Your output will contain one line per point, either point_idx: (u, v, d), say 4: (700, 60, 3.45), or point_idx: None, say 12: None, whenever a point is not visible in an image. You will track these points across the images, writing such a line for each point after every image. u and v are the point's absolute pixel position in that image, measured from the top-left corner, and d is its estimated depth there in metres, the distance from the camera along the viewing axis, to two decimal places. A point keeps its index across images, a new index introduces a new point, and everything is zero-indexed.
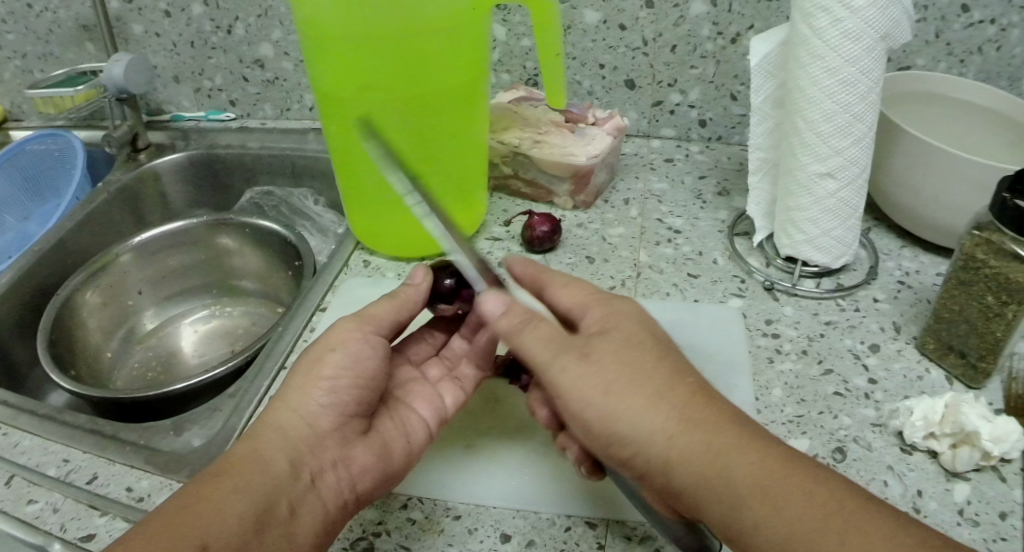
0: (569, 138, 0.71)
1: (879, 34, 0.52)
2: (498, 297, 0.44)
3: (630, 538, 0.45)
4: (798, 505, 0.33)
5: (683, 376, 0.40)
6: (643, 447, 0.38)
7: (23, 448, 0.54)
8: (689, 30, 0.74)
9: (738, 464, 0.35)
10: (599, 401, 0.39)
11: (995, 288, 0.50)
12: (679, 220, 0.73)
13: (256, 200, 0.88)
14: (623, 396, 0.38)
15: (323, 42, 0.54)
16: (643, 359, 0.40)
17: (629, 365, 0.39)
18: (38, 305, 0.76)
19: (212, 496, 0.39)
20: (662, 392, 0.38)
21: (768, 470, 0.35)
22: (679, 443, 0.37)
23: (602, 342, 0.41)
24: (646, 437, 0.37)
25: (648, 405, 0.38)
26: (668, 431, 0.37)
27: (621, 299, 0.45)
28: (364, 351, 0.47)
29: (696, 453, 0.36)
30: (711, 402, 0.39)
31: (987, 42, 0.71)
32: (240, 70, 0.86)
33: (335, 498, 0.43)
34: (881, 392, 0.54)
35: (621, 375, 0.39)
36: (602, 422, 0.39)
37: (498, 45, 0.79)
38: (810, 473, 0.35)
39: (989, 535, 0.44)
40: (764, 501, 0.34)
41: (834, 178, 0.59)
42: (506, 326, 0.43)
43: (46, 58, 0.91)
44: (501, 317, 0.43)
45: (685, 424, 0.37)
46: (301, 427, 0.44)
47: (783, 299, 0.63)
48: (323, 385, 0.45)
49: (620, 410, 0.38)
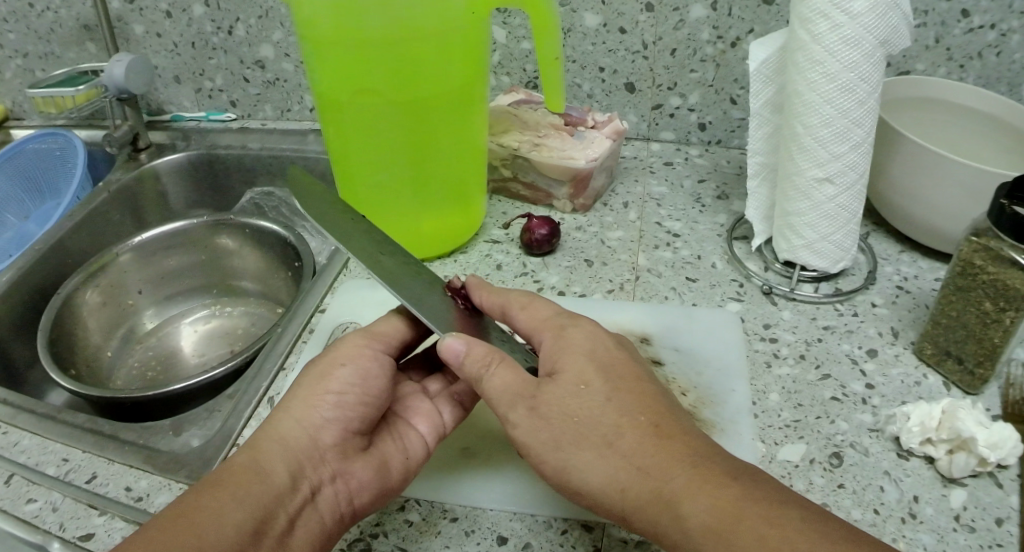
0: (569, 141, 0.71)
1: (878, 40, 0.52)
2: (458, 339, 0.44)
3: (626, 542, 0.45)
4: (747, 550, 0.33)
5: (634, 417, 0.40)
6: (601, 499, 0.39)
7: (22, 448, 0.54)
8: (689, 34, 0.74)
9: (687, 510, 0.35)
10: (551, 456, 0.40)
11: (992, 294, 0.50)
12: (678, 224, 0.73)
13: (256, 200, 0.88)
14: (571, 450, 0.39)
15: (322, 44, 0.54)
16: (591, 403, 0.40)
17: (575, 413, 0.40)
18: (38, 304, 0.76)
19: (212, 504, 0.39)
20: (609, 440, 0.39)
21: (717, 513, 0.34)
22: (630, 494, 0.38)
23: (549, 389, 0.42)
24: (599, 489, 0.39)
25: (596, 457, 0.39)
26: (618, 484, 0.38)
27: (574, 332, 0.45)
28: (371, 369, 0.47)
29: (646, 501, 0.37)
30: (662, 440, 0.38)
31: (986, 47, 0.71)
32: (241, 71, 0.87)
33: (331, 512, 0.43)
34: (878, 397, 0.54)
35: (568, 427, 0.40)
36: (558, 479, 0.40)
37: (499, 48, 0.79)
38: (769, 509, 0.34)
39: (985, 542, 0.44)
40: (718, 546, 0.34)
41: (833, 183, 0.59)
42: (466, 373, 0.44)
43: (47, 58, 0.91)
44: (464, 359, 0.44)
45: (634, 474, 0.38)
46: (304, 439, 0.44)
47: (781, 304, 0.63)
48: (330, 398, 0.45)
49: (570, 465, 0.39)
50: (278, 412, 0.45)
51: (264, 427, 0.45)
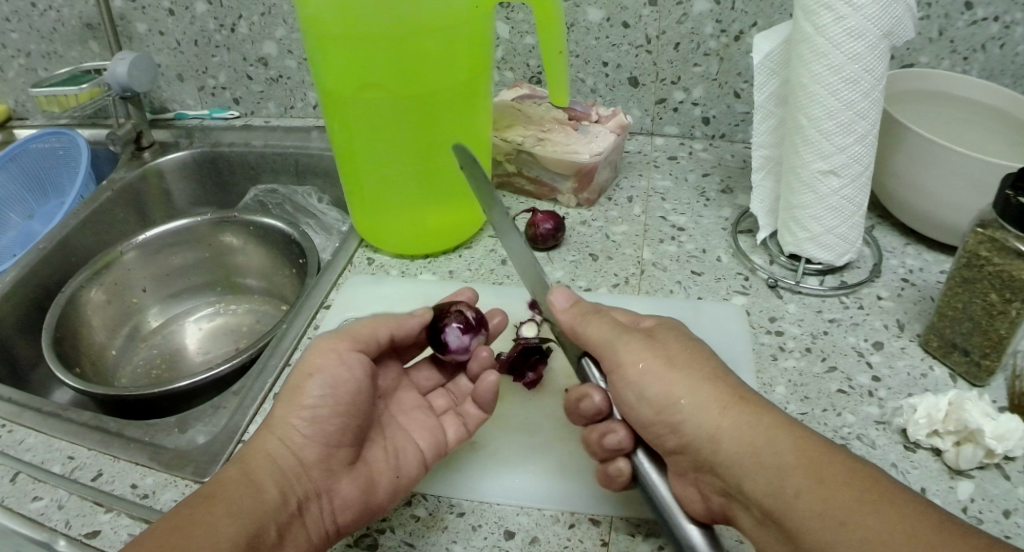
0: (572, 136, 0.71)
1: (882, 32, 0.52)
2: (566, 292, 0.50)
3: (633, 535, 0.45)
4: (838, 474, 0.36)
5: (738, 369, 0.44)
6: (695, 417, 0.41)
7: (28, 446, 0.55)
8: (692, 28, 0.74)
9: (783, 436, 0.38)
10: (659, 370, 0.43)
11: (998, 285, 0.50)
12: (683, 218, 0.73)
13: (260, 197, 0.88)
14: (682, 370, 0.43)
15: (326, 39, 0.54)
16: (701, 352, 0.44)
17: (689, 351, 0.44)
18: (42, 303, 0.76)
19: (204, 518, 0.38)
20: (716, 376, 0.42)
21: (811, 447, 0.38)
22: (730, 414, 0.40)
23: (664, 334, 0.46)
24: (699, 406, 0.41)
25: (704, 380, 0.42)
26: (721, 402, 0.41)
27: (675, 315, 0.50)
28: (342, 376, 0.46)
29: (744, 425, 0.40)
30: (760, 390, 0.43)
31: (990, 40, 0.71)
32: (244, 68, 0.87)
33: (319, 528, 0.43)
34: (884, 389, 0.54)
35: (682, 354, 0.44)
36: (658, 392, 0.42)
37: (502, 43, 0.79)
38: (853, 455, 0.38)
39: (992, 533, 0.44)
40: (809, 470, 0.37)
41: (837, 175, 0.59)
42: (571, 317, 0.48)
43: (50, 57, 0.91)
44: (564, 310, 0.49)
45: (737, 400, 0.41)
46: (288, 455, 0.44)
47: (786, 297, 0.63)
48: (306, 413, 0.44)
49: (678, 380, 0.42)
50: (263, 427, 0.45)
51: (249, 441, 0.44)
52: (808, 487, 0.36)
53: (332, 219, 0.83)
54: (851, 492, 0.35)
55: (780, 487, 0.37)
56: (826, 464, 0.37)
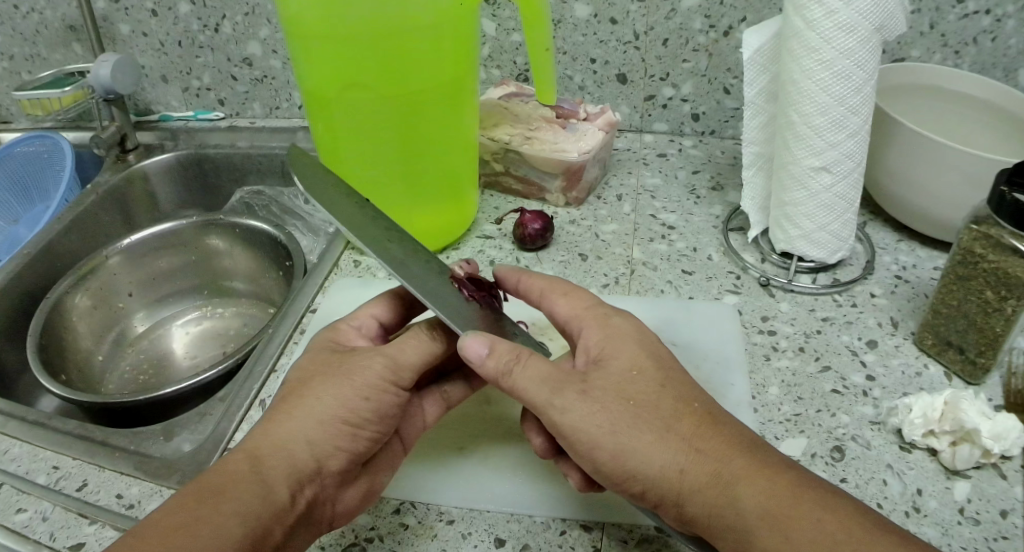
0: (561, 134, 0.70)
1: (874, 26, 0.52)
2: (480, 340, 0.41)
3: (625, 542, 0.44)
4: (809, 531, 0.34)
5: (687, 403, 0.39)
6: (655, 484, 0.37)
7: (12, 456, 0.54)
8: (681, 24, 0.73)
9: (748, 495, 0.35)
10: (606, 440, 0.38)
11: (994, 282, 0.49)
12: (673, 216, 0.72)
13: (246, 198, 0.87)
14: (630, 432, 0.38)
15: (309, 39, 0.53)
16: (645, 390, 0.39)
17: (631, 397, 0.39)
18: (28, 310, 0.75)
19: (212, 518, 0.36)
20: (668, 426, 0.38)
21: (782, 499, 0.35)
22: (690, 476, 0.37)
23: (602, 373, 0.40)
24: (657, 474, 0.37)
25: (655, 439, 0.37)
26: (678, 464, 0.37)
27: (619, 318, 0.44)
28: (390, 404, 0.44)
29: (707, 483, 0.36)
30: (712, 426, 0.39)
31: (982, 33, 0.70)
32: (229, 69, 0.86)
33: (315, 532, 0.42)
34: (878, 389, 0.53)
35: (626, 411, 0.38)
36: (612, 461, 0.38)
37: (489, 41, 0.78)
38: (824, 497, 0.35)
39: (990, 534, 0.43)
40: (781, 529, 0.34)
41: (830, 172, 0.58)
42: (491, 371, 0.41)
43: (33, 59, 0.90)
44: (487, 359, 0.41)
45: (693, 456, 0.37)
46: (310, 460, 0.41)
47: (779, 296, 0.62)
48: (344, 426, 0.42)
49: (629, 447, 0.37)
50: (281, 418, 0.42)
51: (265, 433, 0.42)
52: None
53: (319, 220, 0.82)
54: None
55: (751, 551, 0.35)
56: (799, 520, 0.34)
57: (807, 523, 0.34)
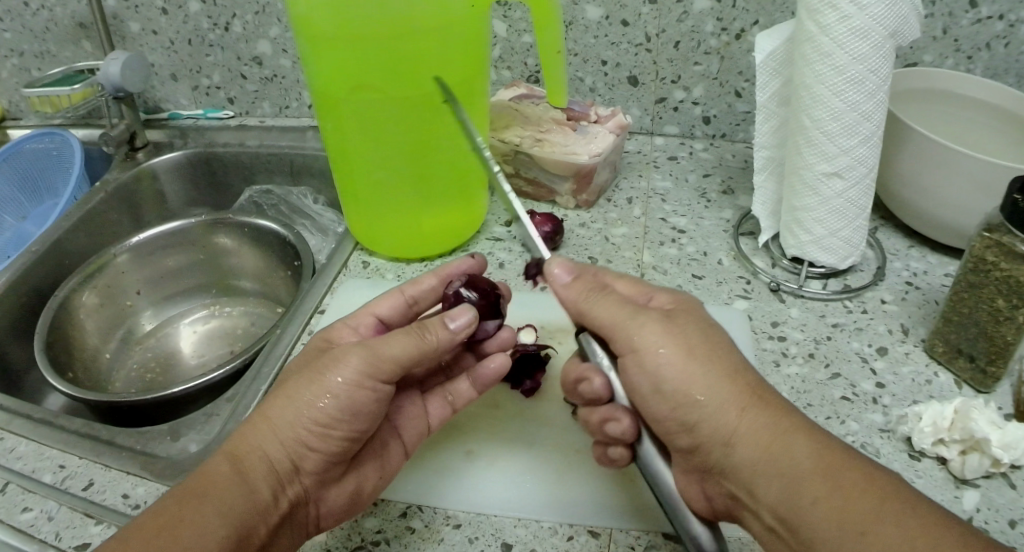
0: (571, 136, 0.70)
1: (888, 32, 0.51)
2: (566, 267, 0.46)
3: (633, 548, 0.44)
4: (858, 483, 0.36)
5: (748, 366, 0.42)
6: (711, 419, 0.39)
7: (18, 454, 0.54)
8: (692, 26, 0.72)
9: (801, 445, 0.37)
10: (674, 367, 0.40)
11: (1006, 290, 0.49)
12: (683, 220, 0.71)
13: (255, 198, 0.87)
14: (701, 363, 0.40)
15: (318, 40, 0.53)
16: (712, 341, 0.42)
17: (700, 341, 0.41)
18: (35, 307, 0.75)
19: (192, 517, 0.37)
20: (732, 372, 0.40)
21: (831, 455, 0.37)
22: (747, 418, 0.39)
23: (682, 317, 0.43)
24: (714, 410, 0.39)
25: (720, 377, 0.40)
26: (739, 403, 0.39)
27: (693, 290, 0.47)
28: (362, 403, 0.43)
29: (761, 431, 0.38)
30: (774, 391, 0.41)
31: (995, 38, 0.69)
32: (239, 67, 0.86)
33: (301, 531, 0.43)
34: (888, 396, 0.53)
35: (699, 347, 0.41)
36: (674, 388, 0.40)
37: (499, 41, 0.78)
38: (871, 464, 0.37)
39: (999, 545, 0.43)
40: (827, 476, 0.36)
41: (841, 177, 0.57)
42: (571, 295, 0.45)
43: (43, 57, 0.90)
44: (569, 284, 0.45)
45: (753, 402, 0.39)
46: (285, 460, 0.42)
47: (789, 301, 0.62)
48: (314, 427, 0.42)
49: (696, 375, 0.40)
50: (259, 419, 0.43)
51: (244, 432, 0.43)
52: (824, 500, 0.36)
53: (328, 220, 0.82)
54: (872, 507, 0.34)
55: (795, 495, 0.36)
56: (846, 476, 0.36)
57: (854, 479, 0.36)
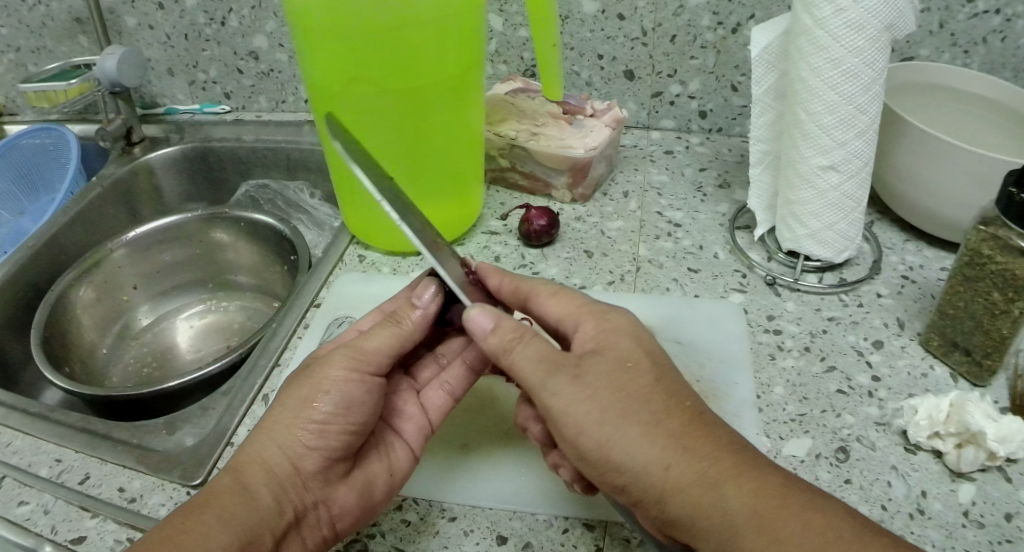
0: (567, 130, 0.70)
1: (883, 24, 0.51)
2: (486, 313, 0.42)
3: (628, 541, 0.44)
4: (797, 536, 0.33)
5: (680, 400, 0.39)
6: (640, 476, 0.37)
7: (14, 448, 0.54)
8: (689, 20, 0.72)
9: (734, 499, 0.34)
10: (594, 428, 0.37)
11: (1001, 284, 0.49)
12: (680, 213, 0.71)
13: (251, 193, 0.87)
14: (617, 423, 0.37)
15: (313, 34, 0.53)
16: (637, 384, 0.39)
17: (622, 388, 0.38)
18: (32, 303, 0.75)
19: (198, 527, 0.37)
20: (658, 420, 0.37)
21: (770, 502, 0.34)
22: (676, 473, 0.36)
23: (594, 362, 0.40)
24: (641, 468, 0.37)
25: (642, 432, 0.37)
26: (665, 459, 0.36)
27: (616, 314, 0.44)
28: (357, 395, 0.44)
29: (692, 482, 0.36)
30: (704, 428, 0.38)
31: (991, 33, 0.69)
32: (235, 62, 0.85)
33: (314, 537, 0.42)
34: (884, 390, 0.53)
35: (616, 401, 0.38)
36: (598, 452, 0.38)
37: (496, 36, 0.78)
38: (812, 501, 0.34)
39: (994, 538, 0.43)
40: (763, 533, 0.33)
41: (837, 171, 0.57)
42: (492, 348, 0.41)
43: (40, 52, 0.90)
44: (489, 334, 0.42)
45: (682, 454, 0.36)
46: (285, 464, 0.42)
47: (785, 294, 0.62)
48: (311, 425, 0.42)
49: (615, 438, 0.37)
50: (257, 433, 0.43)
51: (243, 448, 0.43)
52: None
53: (324, 214, 0.82)
54: None
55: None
56: (786, 529, 0.33)
57: (795, 531, 0.33)
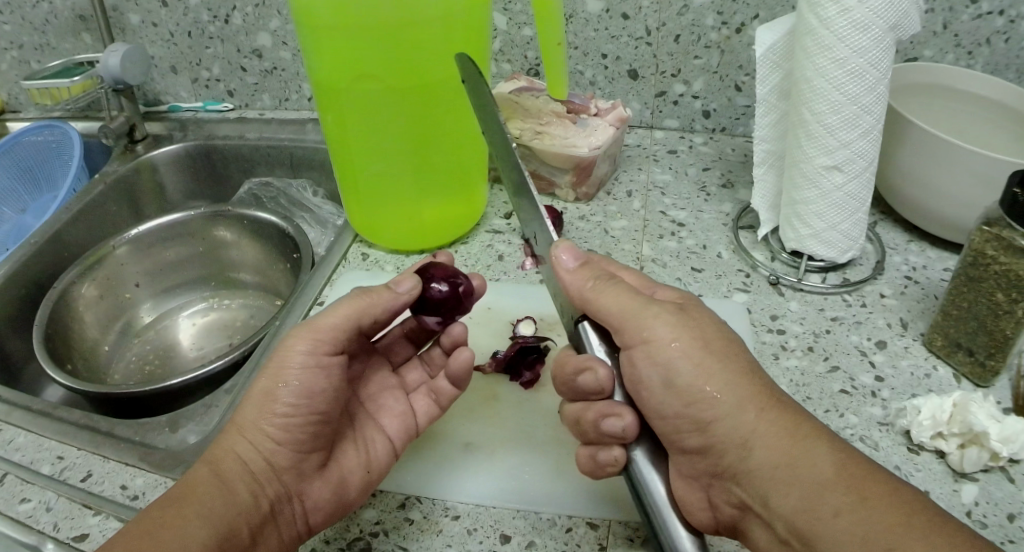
0: (571, 129, 0.70)
1: (888, 25, 0.51)
2: (570, 252, 0.45)
3: (632, 539, 0.44)
4: (883, 496, 0.34)
5: (765, 366, 0.42)
6: (726, 417, 0.38)
7: (17, 445, 0.53)
8: (693, 20, 0.72)
9: (824, 450, 0.36)
10: (696, 354, 0.39)
11: (1005, 285, 0.49)
12: (683, 213, 0.71)
13: (254, 191, 0.86)
14: (719, 358, 0.39)
15: (318, 30, 0.53)
16: (734, 337, 0.42)
17: (724, 334, 0.41)
18: (35, 299, 0.75)
19: (173, 520, 0.38)
20: (754, 371, 0.40)
21: (852, 462, 0.36)
22: (765, 419, 0.38)
23: (696, 308, 0.43)
24: (733, 404, 0.38)
25: (741, 376, 0.39)
26: (760, 405, 0.38)
27: None
28: (317, 382, 0.44)
29: (783, 431, 0.37)
30: (781, 393, 0.40)
31: (995, 34, 0.69)
32: (238, 59, 0.85)
33: (289, 531, 0.43)
34: (888, 390, 0.53)
35: (722, 342, 0.40)
36: (690, 378, 0.39)
37: (499, 34, 0.78)
38: (894, 477, 0.36)
39: (997, 538, 0.43)
40: (847, 488, 0.35)
41: (841, 171, 0.57)
42: (576, 282, 0.44)
43: (43, 49, 0.90)
44: (574, 270, 0.44)
45: (773, 403, 0.39)
46: (257, 458, 0.42)
47: (788, 294, 0.62)
48: (275, 418, 0.42)
49: (715, 369, 0.39)
50: (231, 426, 0.44)
51: (218, 440, 0.43)
52: (847, 507, 0.34)
53: (328, 212, 0.82)
54: (893, 524, 0.33)
55: (815, 505, 0.35)
56: (872, 485, 0.35)
57: (879, 489, 0.35)
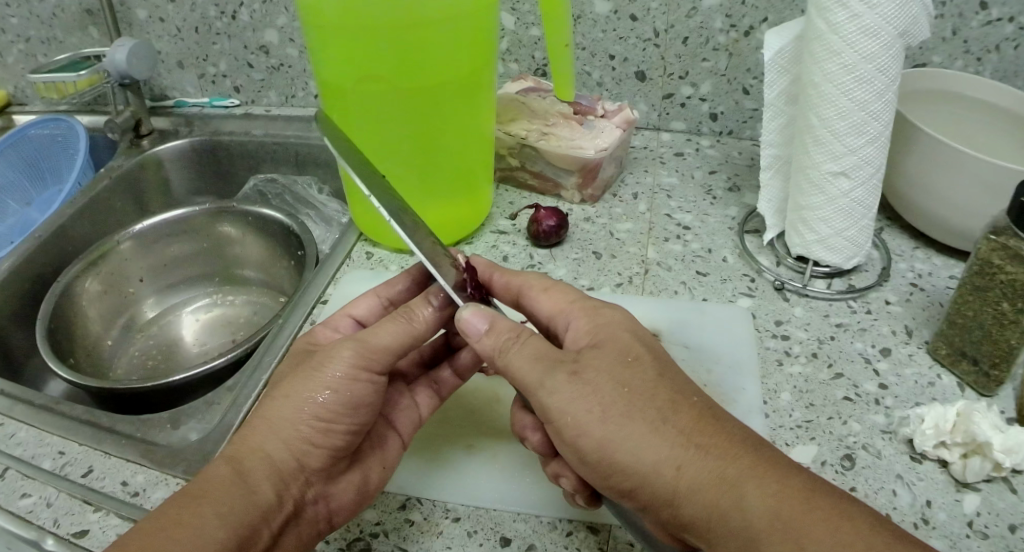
0: (577, 130, 0.70)
1: (898, 31, 0.51)
2: (480, 315, 0.42)
3: (632, 545, 0.44)
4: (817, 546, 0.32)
5: (687, 396, 0.39)
6: (648, 479, 0.36)
7: (18, 440, 0.53)
8: (702, 22, 0.72)
9: (755, 497, 0.34)
10: (594, 427, 0.37)
11: (1010, 294, 0.48)
12: (689, 216, 0.71)
13: (259, 187, 0.87)
14: (620, 421, 0.37)
15: (325, 28, 0.53)
16: (642, 378, 0.39)
17: (625, 385, 0.38)
18: (38, 293, 0.75)
19: (195, 518, 0.37)
20: (666, 416, 0.37)
21: (786, 504, 0.34)
22: (688, 473, 0.35)
23: (592, 357, 0.40)
24: (650, 468, 0.36)
25: (650, 431, 0.37)
26: (675, 461, 0.36)
27: (608, 309, 0.44)
28: (361, 390, 0.44)
29: (707, 484, 0.35)
30: (709, 427, 0.37)
31: (1005, 40, 0.69)
32: (245, 56, 0.85)
33: (311, 530, 0.43)
34: (891, 398, 0.53)
35: (620, 399, 0.37)
36: (598, 452, 0.37)
37: (507, 34, 0.78)
38: (840, 510, 0.34)
39: (999, 549, 0.43)
40: (780, 540, 0.33)
41: (848, 177, 0.57)
42: (487, 348, 0.42)
43: (50, 43, 0.90)
44: (485, 336, 0.42)
45: (693, 451, 0.36)
46: (288, 459, 0.42)
47: (793, 300, 0.62)
48: (316, 423, 0.42)
49: (616, 437, 0.37)
50: (258, 423, 0.43)
51: (243, 437, 0.42)
52: None
53: (332, 210, 0.82)
54: None
55: None
56: (807, 532, 0.33)
57: (816, 535, 0.32)
